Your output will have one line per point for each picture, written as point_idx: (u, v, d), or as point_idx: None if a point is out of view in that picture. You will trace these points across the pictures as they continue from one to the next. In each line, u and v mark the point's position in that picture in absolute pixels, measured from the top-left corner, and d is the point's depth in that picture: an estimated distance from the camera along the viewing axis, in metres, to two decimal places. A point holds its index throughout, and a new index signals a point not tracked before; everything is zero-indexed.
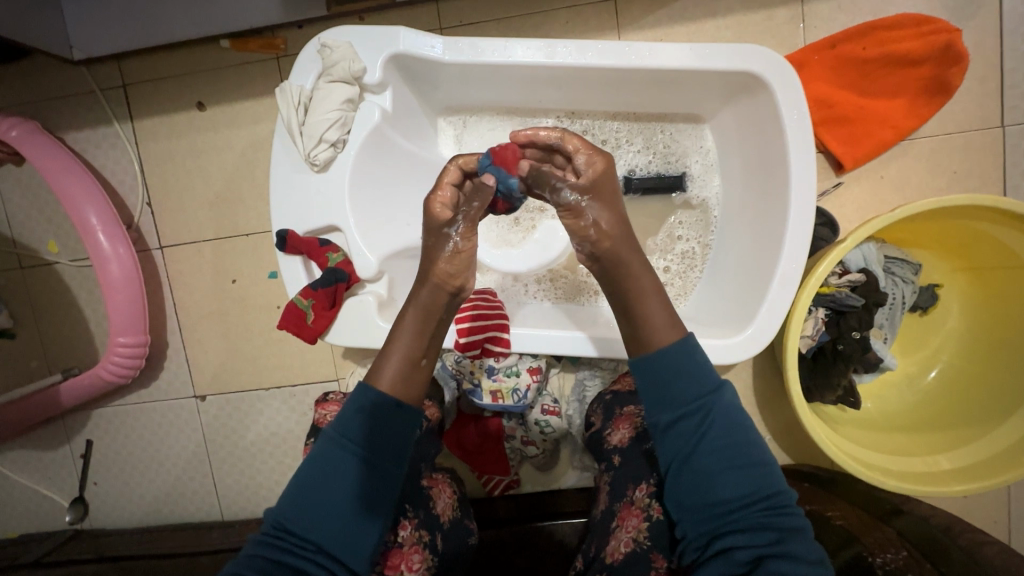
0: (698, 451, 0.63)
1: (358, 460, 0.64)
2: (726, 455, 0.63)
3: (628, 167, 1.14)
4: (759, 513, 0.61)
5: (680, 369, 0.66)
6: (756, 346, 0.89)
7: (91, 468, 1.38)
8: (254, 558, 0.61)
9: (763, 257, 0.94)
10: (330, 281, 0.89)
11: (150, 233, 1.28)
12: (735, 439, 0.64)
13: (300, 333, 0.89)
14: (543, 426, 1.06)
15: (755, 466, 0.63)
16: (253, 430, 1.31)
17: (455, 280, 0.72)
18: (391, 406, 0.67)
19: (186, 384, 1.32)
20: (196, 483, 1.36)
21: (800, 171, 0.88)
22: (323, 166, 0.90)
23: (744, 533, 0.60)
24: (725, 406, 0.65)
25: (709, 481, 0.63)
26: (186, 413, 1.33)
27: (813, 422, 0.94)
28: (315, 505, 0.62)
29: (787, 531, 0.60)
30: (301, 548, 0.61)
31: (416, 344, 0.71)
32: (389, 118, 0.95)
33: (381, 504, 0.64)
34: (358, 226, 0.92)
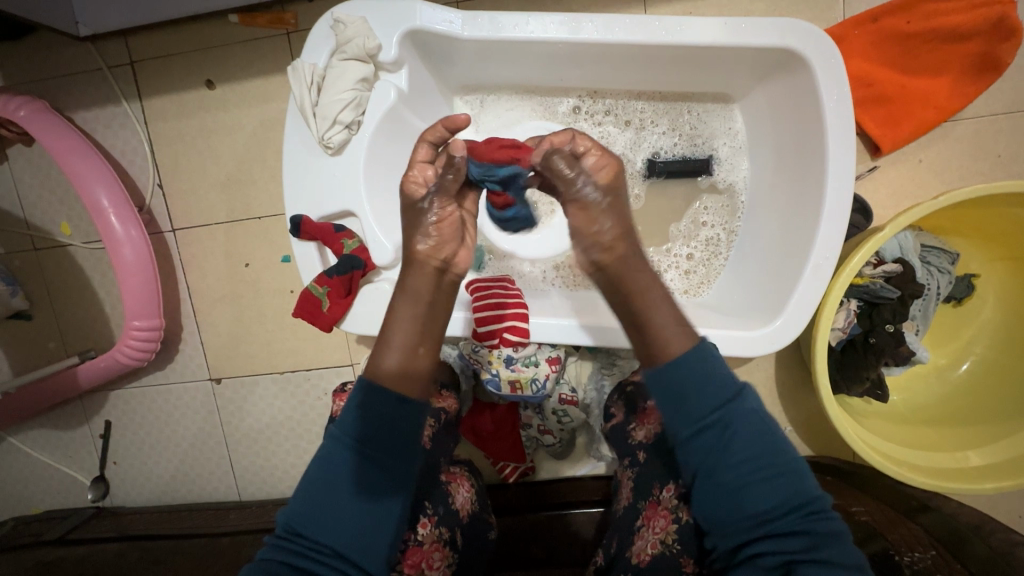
0: (721, 462, 0.60)
1: (367, 460, 0.62)
2: (752, 465, 0.60)
3: (652, 149, 1.09)
4: (791, 521, 0.58)
5: (697, 377, 0.61)
6: (783, 341, 0.85)
7: (110, 447, 1.40)
8: (269, 562, 0.61)
9: (794, 246, 0.90)
10: (345, 269, 0.86)
11: (162, 216, 1.26)
12: (759, 447, 0.61)
13: (315, 321, 0.89)
14: (560, 416, 1.05)
15: (786, 473, 0.60)
16: (268, 414, 1.31)
17: (439, 254, 0.69)
18: (391, 400, 0.64)
19: (202, 367, 1.32)
20: (213, 463, 1.37)
21: (840, 157, 0.83)
22: (337, 149, 0.86)
23: (776, 539, 0.58)
24: (746, 413, 0.62)
25: (737, 492, 0.60)
26: (202, 396, 1.34)
27: (841, 417, 0.91)
28: (328, 506, 0.61)
29: (823, 539, 0.58)
30: (315, 549, 0.60)
31: (413, 331, 0.66)
32: (405, 98, 0.91)
33: (392, 500, 0.63)
34: (374, 211, 0.89)
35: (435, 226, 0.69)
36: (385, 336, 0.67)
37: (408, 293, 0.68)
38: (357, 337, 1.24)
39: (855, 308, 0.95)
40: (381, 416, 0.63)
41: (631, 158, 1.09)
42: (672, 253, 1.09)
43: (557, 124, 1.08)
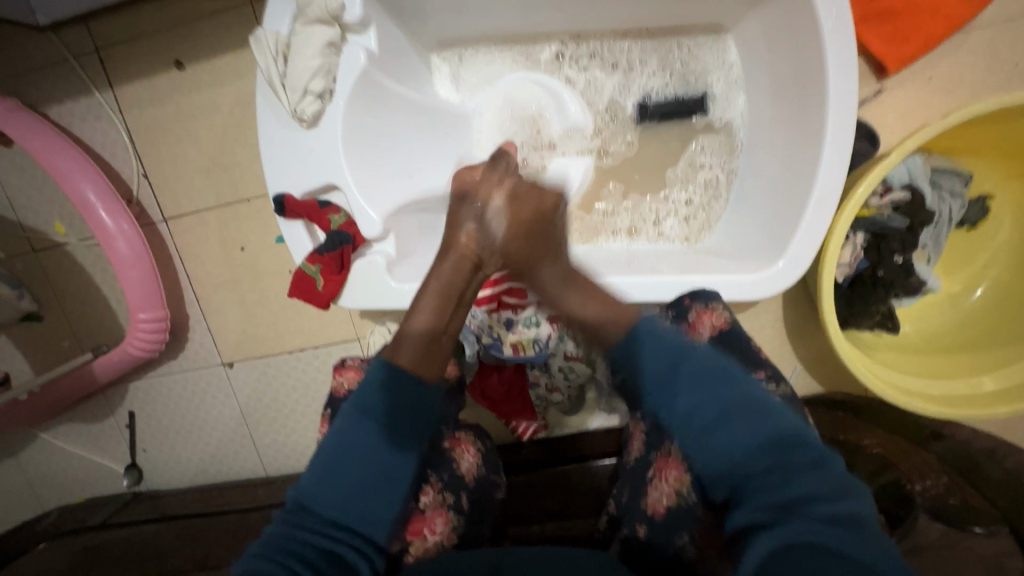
0: (682, 410, 0.58)
1: (379, 437, 0.63)
2: (725, 405, 0.56)
3: (642, 91, 1.04)
4: (778, 461, 0.52)
5: (645, 342, 0.63)
6: (786, 281, 0.83)
7: (138, 436, 1.45)
8: (276, 534, 0.61)
9: (795, 182, 0.86)
10: (336, 244, 0.85)
11: (151, 206, 1.24)
12: (721, 391, 0.58)
13: (312, 299, 0.89)
14: (567, 372, 1.04)
15: (757, 407, 0.57)
16: (284, 393, 1.34)
17: (474, 254, 0.79)
18: (414, 384, 0.66)
19: (213, 352, 1.34)
20: (236, 443, 1.41)
21: (840, 81, 0.78)
22: (312, 121, 0.83)
23: (757, 480, 0.53)
24: (698, 364, 0.60)
25: (705, 437, 0.56)
26: (217, 380, 1.37)
27: (849, 353, 0.90)
28: (339, 480, 0.62)
29: (816, 475, 0.51)
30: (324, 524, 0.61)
31: (440, 306, 0.74)
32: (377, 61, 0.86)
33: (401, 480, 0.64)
34: (357, 184, 0.87)
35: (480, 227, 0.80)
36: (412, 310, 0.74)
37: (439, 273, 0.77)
38: (360, 312, 1.24)
39: (864, 241, 0.90)
40: (394, 396, 0.65)
41: (619, 100, 1.04)
42: (669, 200, 1.05)
43: (541, 75, 1.04)
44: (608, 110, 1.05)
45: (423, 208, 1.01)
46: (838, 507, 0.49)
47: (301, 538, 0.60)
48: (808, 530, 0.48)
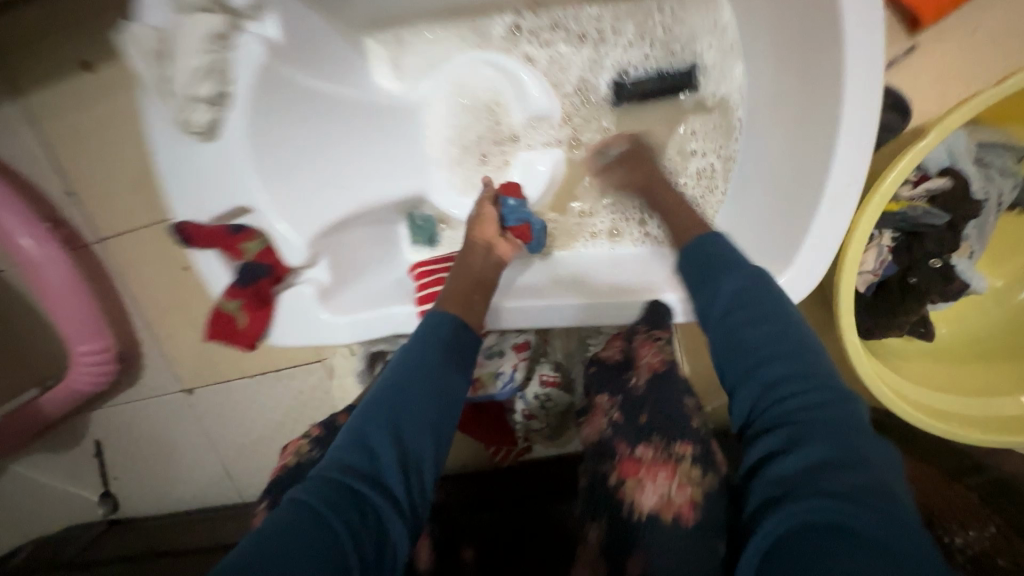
0: (734, 329, 0.57)
1: (427, 376, 0.62)
2: (770, 329, 0.55)
3: (617, 67, 0.88)
4: (813, 387, 0.50)
5: (700, 260, 0.65)
6: (794, 295, 0.69)
7: (109, 464, 1.38)
8: (305, 492, 0.53)
9: (803, 172, 0.71)
10: (249, 279, 0.72)
11: (81, 226, 1.11)
12: (772, 319, 0.56)
13: (232, 339, 0.76)
14: (543, 400, 0.91)
15: (802, 346, 0.54)
16: (250, 419, 1.25)
17: (485, 241, 0.82)
18: (452, 346, 0.66)
19: (172, 378, 1.25)
20: (209, 471, 1.33)
21: (862, 45, 0.61)
22: (207, 134, 0.69)
23: (777, 418, 0.50)
24: (755, 284, 0.59)
25: (743, 363, 0.54)
26: (181, 407, 1.27)
27: (874, 376, 0.75)
28: (394, 412, 0.59)
29: (848, 409, 0.48)
30: (360, 484, 0.54)
31: (468, 284, 0.75)
32: (283, 53, 0.70)
33: (438, 430, 0.61)
34: (275, 204, 0.73)
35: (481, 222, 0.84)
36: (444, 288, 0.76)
37: (464, 257, 0.80)
38: None
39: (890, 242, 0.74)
40: (441, 347, 0.65)
41: (590, 76, 0.89)
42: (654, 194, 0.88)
43: (493, 53, 0.88)
44: (578, 91, 0.89)
45: (366, 220, 0.87)
46: (870, 443, 0.46)
47: (335, 499, 0.52)
48: (844, 467, 0.44)
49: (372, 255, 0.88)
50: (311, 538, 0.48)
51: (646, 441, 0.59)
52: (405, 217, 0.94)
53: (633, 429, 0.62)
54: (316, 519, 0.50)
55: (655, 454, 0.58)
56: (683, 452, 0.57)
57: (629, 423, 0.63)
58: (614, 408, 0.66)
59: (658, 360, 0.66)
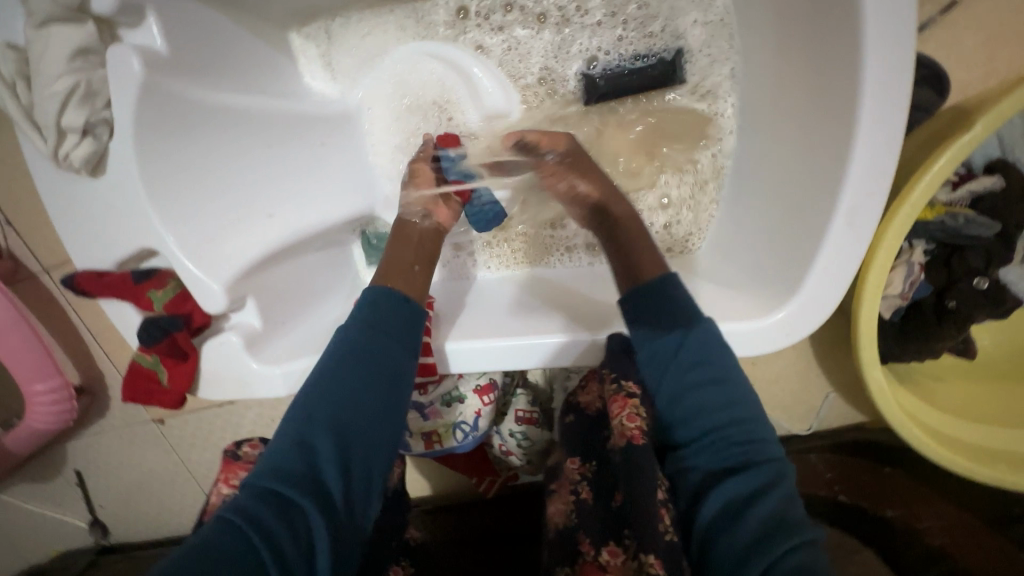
0: (697, 393, 0.52)
1: (367, 362, 0.52)
2: (717, 399, 0.52)
3: (587, 55, 0.80)
4: (754, 467, 0.48)
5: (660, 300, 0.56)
6: (806, 325, 0.58)
7: (31, 538, 1.18)
8: (235, 514, 0.43)
9: (816, 172, 0.59)
10: (157, 335, 0.63)
11: (23, 254, 0.87)
12: (729, 392, 0.52)
13: (158, 399, 0.67)
14: (520, 439, 0.79)
15: (753, 425, 0.51)
16: (202, 466, 1.11)
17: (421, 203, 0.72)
18: (398, 320, 0.55)
19: (103, 432, 1.09)
20: (161, 526, 1.19)
21: (878, 10, 0.49)
22: (91, 169, 0.58)
23: (733, 502, 0.47)
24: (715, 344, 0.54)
25: (699, 441, 0.51)
26: (118, 461, 1.12)
27: (897, 412, 0.65)
28: (333, 407, 0.49)
29: (784, 496, 0.46)
30: (290, 486, 0.45)
31: (406, 254, 0.65)
32: (169, 66, 0.59)
33: (385, 422, 0.51)
34: (179, 243, 0.60)
35: (416, 180, 0.74)
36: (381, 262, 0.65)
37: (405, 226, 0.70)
38: None
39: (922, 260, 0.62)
40: (393, 321, 0.55)
41: (565, 59, 0.80)
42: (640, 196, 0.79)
43: (430, 41, 0.81)
44: (546, 79, 0.81)
45: (316, 244, 0.78)
46: (804, 535, 0.44)
47: (258, 507, 0.44)
48: (786, 570, 0.42)
49: (314, 282, 0.77)
50: (224, 554, 0.40)
51: (613, 542, 0.48)
52: (358, 234, 0.84)
53: (599, 514, 0.52)
54: (233, 533, 0.42)
55: (622, 567, 0.46)
56: (654, 572, 0.42)
57: (597, 504, 0.53)
58: (583, 482, 0.56)
59: (638, 427, 0.53)
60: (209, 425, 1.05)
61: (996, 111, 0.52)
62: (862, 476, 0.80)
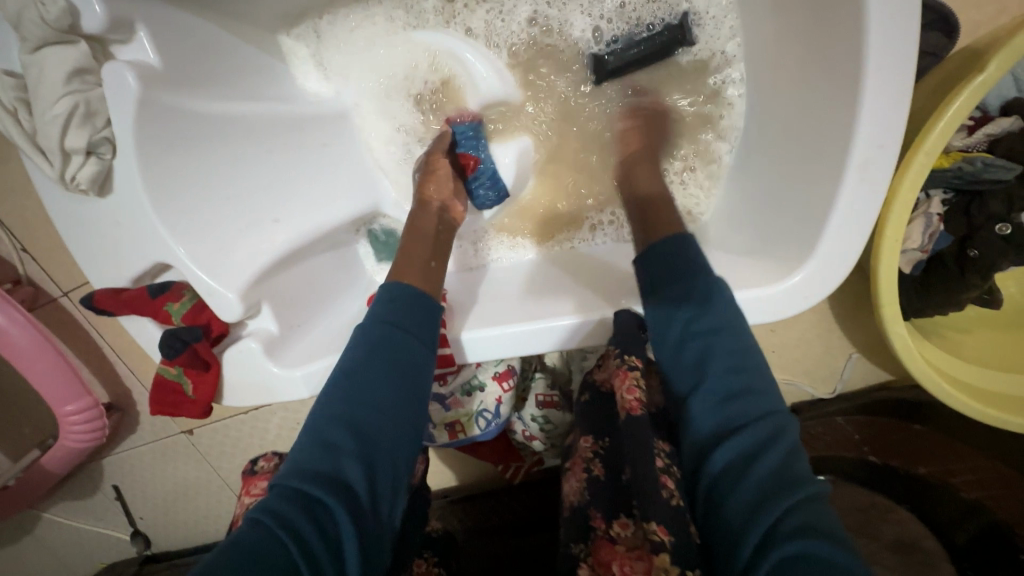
0: (700, 359, 0.52)
1: (382, 356, 0.52)
2: (711, 359, 0.51)
3: (591, 28, 0.80)
4: (752, 426, 0.47)
5: (675, 262, 0.57)
6: (824, 286, 0.57)
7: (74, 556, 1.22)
8: (262, 517, 0.43)
9: (824, 129, 0.58)
10: (178, 347, 0.63)
11: (43, 279, 0.88)
12: (729, 354, 0.51)
13: (183, 409, 0.68)
14: (541, 423, 0.79)
15: (756, 386, 0.50)
16: (233, 475, 1.13)
17: (433, 196, 0.73)
18: (418, 313, 0.56)
19: (135, 450, 1.11)
20: (197, 537, 1.21)
21: None
22: (98, 188, 0.59)
23: (741, 460, 0.46)
24: (717, 307, 0.54)
25: (703, 405, 0.50)
26: (152, 476, 1.14)
27: (924, 368, 0.64)
28: (351, 406, 0.50)
29: (784, 452, 0.46)
30: (314, 485, 0.45)
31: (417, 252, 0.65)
32: (163, 81, 0.59)
33: (404, 419, 0.51)
34: (193, 258, 0.61)
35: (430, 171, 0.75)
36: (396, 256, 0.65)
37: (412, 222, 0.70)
38: None
39: (941, 211, 0.62)
40: (409, 315, 0.55)
41: (574, 40, 0.81)
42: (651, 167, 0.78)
43: (427, 32, 0.81)
44: (551, 61, 0.82)
45: (323, 246, 0.78)
46: (805, 490, 0.43)
47: (286, 508, 0.44)
48: (793, 529, 0.41)
49: (320, 283, 0.77)
50: (256, 554, 0.40)
51: (623, 515, 0.49)
52: (364, 233, 0.85)
53: (613, 491, 0.52)
54: (264, 533, 0.42)
55: (631, 538, 0.46)
56: (658, 539, 0.43)
57: (610, 480, 0.53)
58: (595, 459, 0.56)
59: (637, 398, 0.53)
60: (236, 434, 1.07)
61: (1012, 48, 0.50)
62: (887, 434, 0.80)
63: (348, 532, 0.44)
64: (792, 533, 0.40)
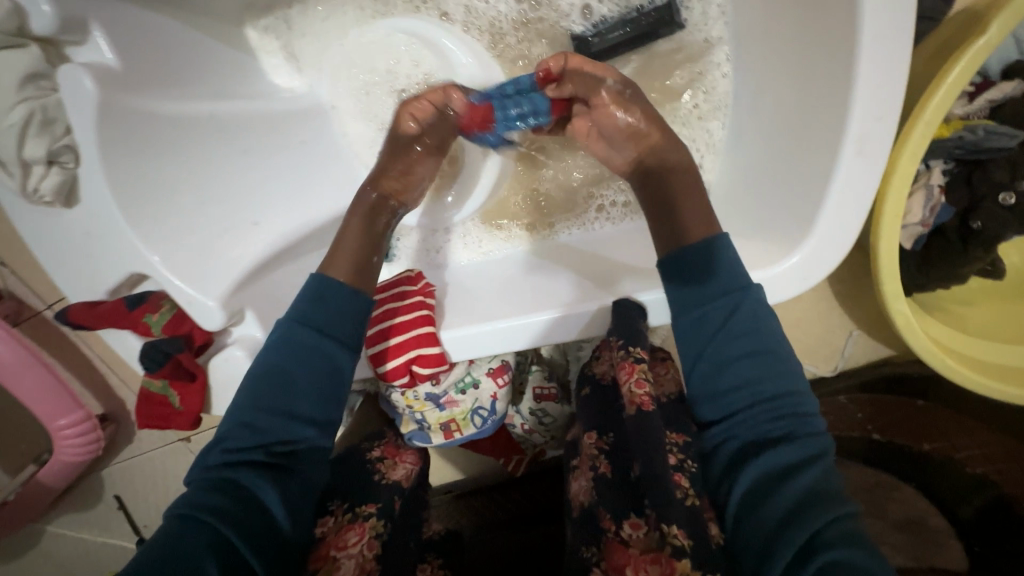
0: (734, 364, 0.50)
1: (306, 354, 0.55)
2: (751, 365, 0.50)
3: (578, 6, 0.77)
4: (792, 440, 0.47)
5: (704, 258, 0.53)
6: (826, 263, 0.55)
7: None
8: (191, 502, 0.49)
9: (816, 100, 0.56)
10: (160, 359, 0.61)
11: (23, 293, 0.85)
12: (768, 362, 0.50)
13: (170, 422, 0.65)
14: (540, 416, 0.78)
15: (795, 399, 0.49)
16: None
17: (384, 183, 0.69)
18: (341, 307, 0.57)
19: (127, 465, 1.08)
20: None
21: None
22: (62, 200, 0.55)
23: (775, 470, 0.46)
24: (758, 310, 0.51)
25: (737, 411, 0.49)
26: None
27: (927, 342, 0.62)
28: (277, 402, 0.53)
29: (824, 469, 0.45)
30: (242, 475, 0.50)
31: (361, 242, 0.63)
32: (116, 82, 0.55)
33: (325, 412, 0.55)
34: (167, 264, 0.58)
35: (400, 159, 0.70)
36: (335, 249, 0.62)
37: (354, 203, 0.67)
38: None
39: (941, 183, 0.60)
40: (331, 315, 0.56)
41: (565, 11, 0.78)
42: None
43: (401, 18, 0.78)
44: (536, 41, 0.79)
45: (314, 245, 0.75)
46: (847, 505, 0.43)
47: (208, 495, 0.49)
48: (830, 541, 0.41)
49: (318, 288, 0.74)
50: (183, 541, 0.45)
51: (633, 514, 0.47)
52: None
53: (622, 487, 0.50)
54: (189, 520, 0.47)
55: (644, 540, 0.44)
56: (678, 543, 0.42)
57: (617, 475, 0.51)
58: (600, 456, 0.54)
59: (647, 394, 0.51)
60: None
61: (1015, 7, 0.47)
62: (893, 411, 0.78)
63: (276, 508, 0.50)
64: (828, 545, 0.40)
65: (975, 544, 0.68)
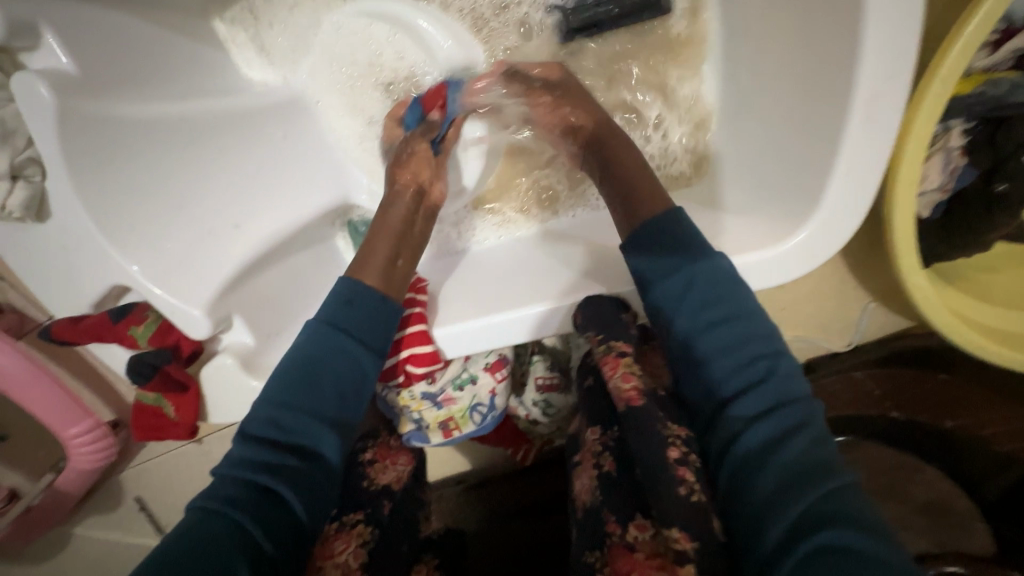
0: (698, 328, 0.48)
1: (339, 352, 0.52)
2: (727, 342, 0.47)
3: None
4: (782, 408, 0.44)
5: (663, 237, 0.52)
6: (835, 236, 0.51)
7: None
8: (213, 499, 0.45)
9: (816, 62, 0.52)
10: (148, 372, 0.60)
11: None
12: (734, 321, 0.48)
13: (167, 432, 0.65)
14: (543, 408, 0.75)
15: (774, 358, 0.47)
16: None
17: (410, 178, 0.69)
18: (374, 303, 0.55)
19: None
20: None
21: None
22: (35, 215, 0.53)
23: (766, 431, 0.43)
24: (719, 275, 0.50)
25: (703, 368, 0.48)
26: None
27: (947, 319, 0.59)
28: (304, 398, 0.50)
29: (812, 438, 0.43)
30: (261, 472, 0.47)
31: (391, 245, 0.61)
32: (76, 88, 0.53)
33: (350, 412, 0.52)
34: (151, 276, 0.56)
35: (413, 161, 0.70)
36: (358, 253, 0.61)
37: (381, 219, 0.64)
38: None
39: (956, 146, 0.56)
40: (359, 319, 0.53)
41: None
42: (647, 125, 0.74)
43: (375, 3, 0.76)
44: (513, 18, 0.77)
45: (299, 244, 0.74)
46: (838, 479, 0.41)
47: (232, 488, 0.46)
48: (814, 522, 0.38)
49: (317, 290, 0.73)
50: (210, 536, 0.42)
51: (640, 517, 0.45)
52: (342, 225, 0.81)
53: (620, 487, 0.49)
54: (212, 514, 0.44)
55: (651, 544, 0.43)
56: (681, 548, 0.39)
57: (624, 477, 0.49)
58: (604, 453, 0.52)
59: (634, 387, 0.50)
60: None
61: None
62: (913, 387, 0.75)
63: (295, 505, 0.47)
64: (812, 530, 0.37)
65: (1004, 528, 0.69)
